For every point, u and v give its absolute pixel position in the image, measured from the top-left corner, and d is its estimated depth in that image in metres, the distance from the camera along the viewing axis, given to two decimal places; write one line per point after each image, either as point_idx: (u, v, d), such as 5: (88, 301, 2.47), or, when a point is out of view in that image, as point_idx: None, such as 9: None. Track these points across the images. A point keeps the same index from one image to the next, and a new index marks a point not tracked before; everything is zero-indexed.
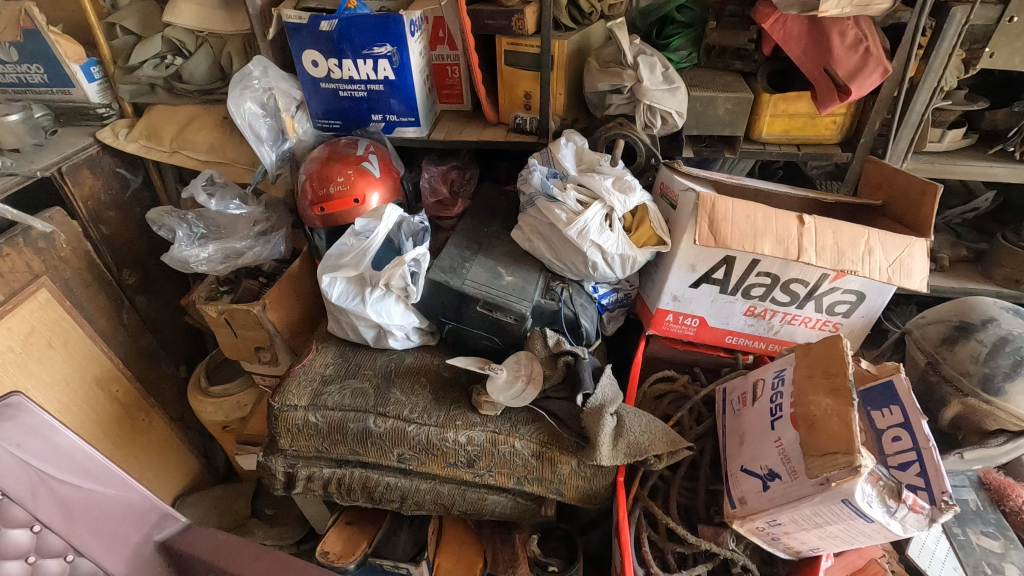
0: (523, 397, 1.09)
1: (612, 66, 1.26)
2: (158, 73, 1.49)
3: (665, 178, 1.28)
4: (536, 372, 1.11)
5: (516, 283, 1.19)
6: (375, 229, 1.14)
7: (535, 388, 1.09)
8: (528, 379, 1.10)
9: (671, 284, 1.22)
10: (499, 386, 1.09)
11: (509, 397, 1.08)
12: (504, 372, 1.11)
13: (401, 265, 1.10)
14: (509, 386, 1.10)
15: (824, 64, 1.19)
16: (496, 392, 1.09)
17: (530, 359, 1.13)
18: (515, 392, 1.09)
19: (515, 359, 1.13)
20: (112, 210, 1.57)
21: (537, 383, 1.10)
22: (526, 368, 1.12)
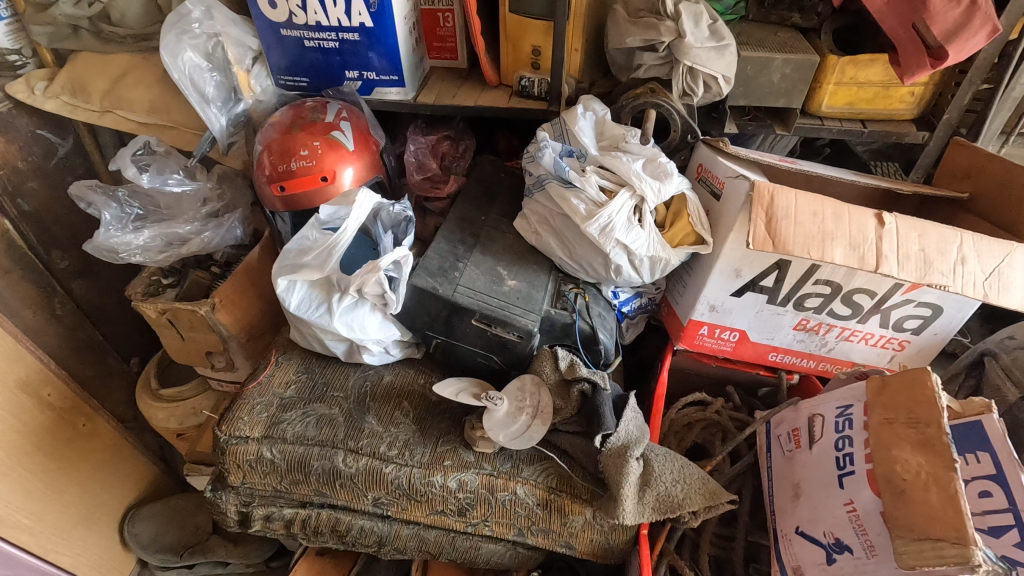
0: (527, 437, 0.88)
1: (646, 15, 1.00)
2: (80, 12, 1.18)
3: (705, 159, 1.05)
4: (544, 405, 0.90)
5: (521, 289, 0.97)
6: (344, 222, 0.90)
7: (542, 425, 0.88)
8: (534, 413, 0.90)
9: (709, 292, 1.00)
10: (497, 421, 0.88)
11: (510, 437, 0.88)
12: (504, 403, 0.89)
13: (376, 272, 0.87)
14: (510, 422, 0.89)
15: (914, 20, 0.94)
16: (493, 430, 0.88)
17: (536, 386, 0.92)
18: (518, 430, 0.88)
19: (518, 386, 0.92)
20: (34, 180, 1.30)
21: (544, 418, 0.89)
22: (531, 398, 0.91)
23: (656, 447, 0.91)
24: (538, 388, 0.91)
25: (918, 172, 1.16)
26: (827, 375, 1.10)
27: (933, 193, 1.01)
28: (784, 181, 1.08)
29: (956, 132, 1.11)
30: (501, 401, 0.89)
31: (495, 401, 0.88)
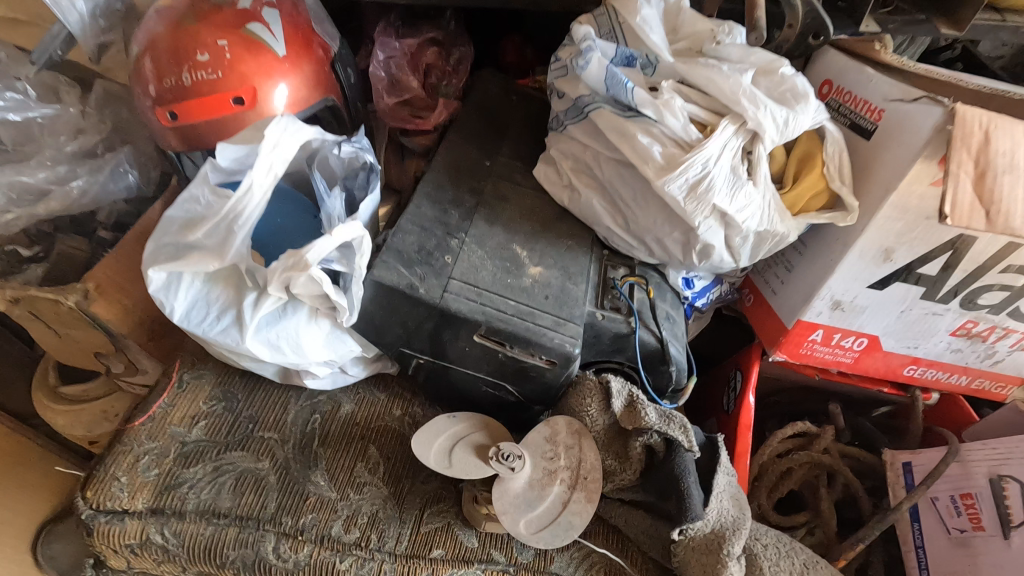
0: (567, 524, 0.55)
1: None
2: None
3: (836, 72, 0.67)
4: (591, 468, 0.56)
5: (551, 282, 0.61)
6: (246, 177, 0.52)
7: (589, 504, 0.55)
8: (574, 483, 0.56)
9: (836, 282, 0.65)
10: (515, 499, 0.55)
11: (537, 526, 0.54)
12: (527, 467, 0.56)
13: (303, 272, 0.50)
14: (536, 500, 0.55)
15: None
16: (509, 516, 0.54)
17: (575, 436, 0.58)
18: (549, 512, 0.55)
19: (544, 436, 0.58)
20: None
21: (593, 493, 0.55)
22: (569, 456, 0.57)
23: (761, 529, 0.58)
24: (580, 440, 0.58)
25: None
26: (979, 396, 0.77)
27: None
28: None
29: None
30: (523, 463, 0.55)
31: (511, 466, 0.54)
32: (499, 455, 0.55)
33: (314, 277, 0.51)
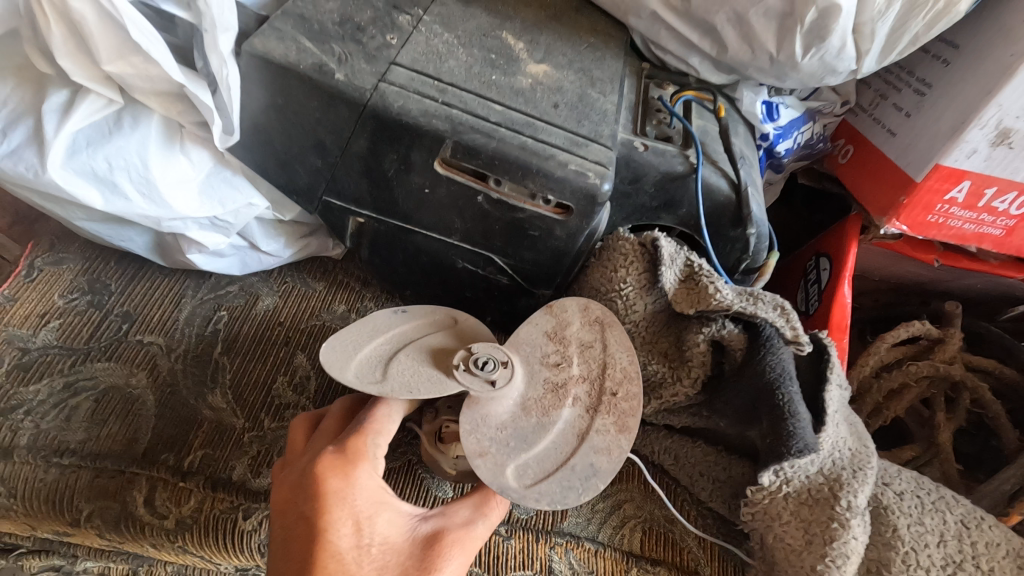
0: (591, 466, 0.32)
1: None
2: None
3: None
4: (622, 375, 0.34)
5: (567, 89, 0.38)
6: None
7: (622, 435, 0.32)
8: (594, 403, 0.33)
9: (1010, 96, 0.42)
10: (491, 431, 0.32)
11: (532, 476, 0.32)
12: (515, 378, 0.34)
13: None
14: (533, 432, 0.33)
15: None
16: (482, 458, 0.32)
17: (597, 329, 0.36)
18: (557, 451, 0.32)
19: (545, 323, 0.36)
20: None
21: (627, 416, 0.33)
22: (586, 359, 0.35)
23: (887, 471, 0.37)
24: (603, 330, 0.36)
25: None
26: None
27: None
28: None
29: None
30: (511, 373, 0.34)
31: (489, 377, 0.33)
32: (474, 363, 0.33)
33: (102, 6, 0.29)
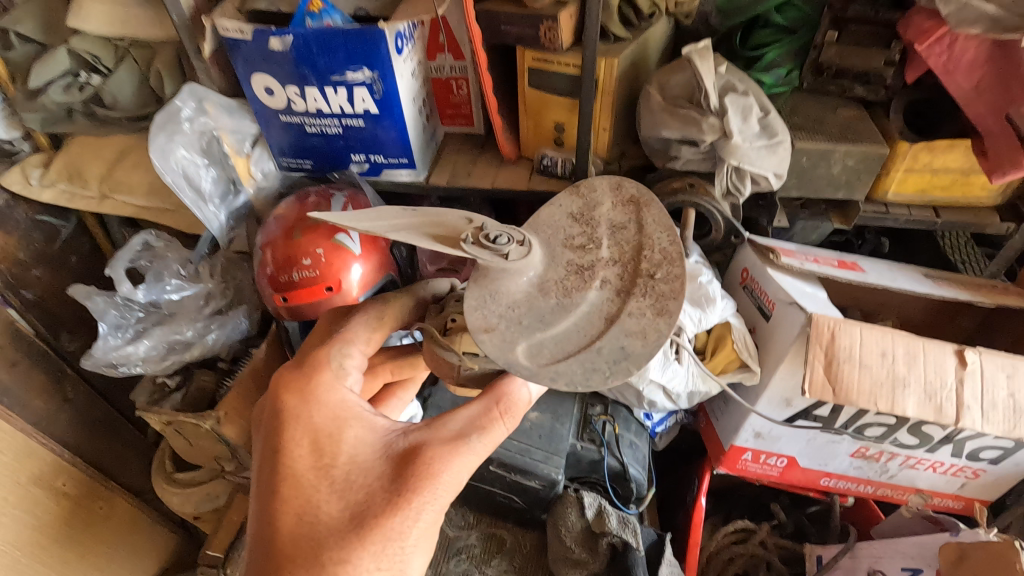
0: (619, 355, 0.41)
1: (685, 106, 0.85)
2: (71, 98, 1.09)
3: (751, 265, 0.92)
4: (659, 259, 0.43)
5: (544, 423, 0.89)
6: None
7: (658, 321, 0.41)
8: (625, 288, 0.43)
9: (753, 421, 0.89)
10: (505, 310, 0.44)
11: (549, 357, 0.42)
12: (536, 258, 0.45)
13: None
14: (552, 312, 0.43)
15: (1006, 109, 0.79)
16: (493, 334, 0.43)
17: (630, 209, 0.46)
18: (582, 338, 0.42)
19: (571, 212, 0.48)
20: (37, 267, 1.24)
21: (663, 300, 0.42)
22: (613, 244, 0.45)
23: None
24: (638, 215, 0.46)
25: (995, 265, 1.00)
26: (886, 499, 0.99)
27: (1014, 304, 0.86)
28: (840, 287, 0.94)
29: None
30: (529, 249, 0.45)
31: (503, 250, 0.43)
32: (487, 238, 0.44)
33: None
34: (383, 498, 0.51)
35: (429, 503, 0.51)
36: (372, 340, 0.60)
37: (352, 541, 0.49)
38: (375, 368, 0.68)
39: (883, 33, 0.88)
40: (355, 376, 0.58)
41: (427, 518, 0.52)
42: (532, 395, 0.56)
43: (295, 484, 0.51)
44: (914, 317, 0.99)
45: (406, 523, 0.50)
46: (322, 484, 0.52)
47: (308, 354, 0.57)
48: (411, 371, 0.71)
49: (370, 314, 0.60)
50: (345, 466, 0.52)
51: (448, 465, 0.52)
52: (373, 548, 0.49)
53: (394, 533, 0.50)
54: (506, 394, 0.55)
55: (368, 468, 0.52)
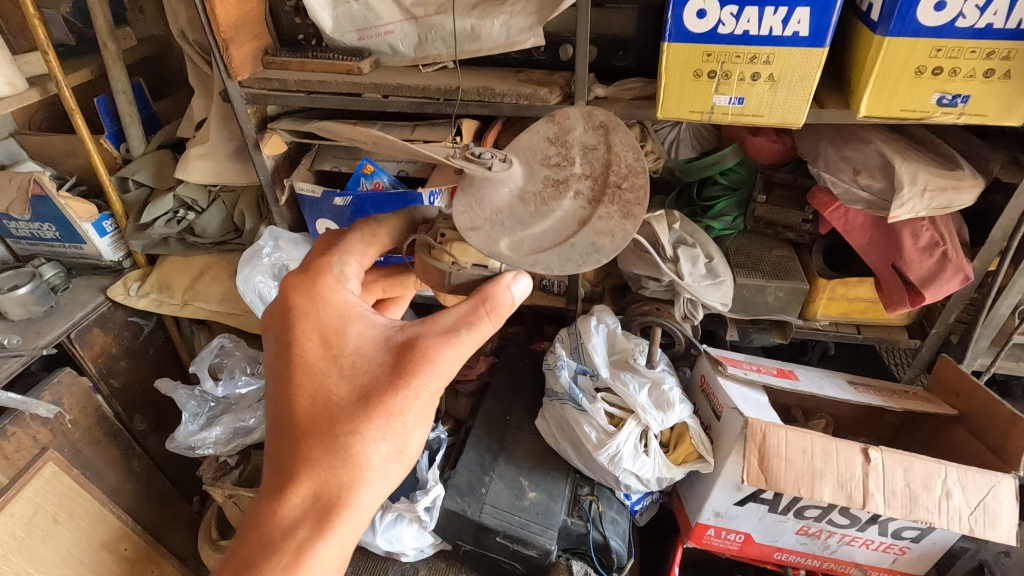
0: (591, 248, 0.49)
1: (649, 253, 1.13)
2: (170, 229, 1.39)
3: (707, 372, 1.17)
4: (624, 172, 0.52)
5: (541, 502, 1.10)
6: None
7: (624, 222, 0.50)
8: (595, 199, 0.51)
9: (712, 503, 1.09)
10: (490, 216, 0.52)
11: (528, 250, 0.50)
12: (517, 174, 0.53)
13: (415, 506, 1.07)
14: (532, 215, 0.51)
15: (892, 260, 1.04)
16: (478, 232, 0.51)
17: (600, 134, 0.54)
18: (556, 237, 0.51)
19: (547, 136, 0.55)
20: (124, 359, 1.48)
21: (628, 207, 0.50)
22: (585, 162, 0.53)
23: None
24: (607, 138, 0.53)
25: (911, 372, 1.22)
26: (833, 572, 1.16)
27: (921, 409, 1.06)
28: (782, 393, 1.17)
29: (948, 337, 1.16)
30: (510, 165, 0.53)
31: (486, 164, 0.52)
32: (472, 154, 0.53)
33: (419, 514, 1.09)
34: (386, 379, 0.55)
35: (429, 384, 0.55)
36: (367, 254, 0.65)
37: (360, 414, 0.54)
38: (370, 285, 0.75)
39: (799, 197, 1.16)
40: (354, 282, 0.62)
41: (428, 398, 0.55)
42: (516, 299, 0.60)
43: (305, 369, 0.56)
44: (849, 416, 1.22)
45: (409, 400, 0.54)
46: (329, 369, 0.56)
47: (310, 264, 0.62)
48: (401, 290, 0.79)
49: (363, 231, 0.65)
50: (351, 355, 0.56)
51: (445, 352, 0.56)
52: (378, 420, 0.54)
53: (398, 409, 0.54)
54: (493, 296, 0.58)
55: (371, 355, 0.57)
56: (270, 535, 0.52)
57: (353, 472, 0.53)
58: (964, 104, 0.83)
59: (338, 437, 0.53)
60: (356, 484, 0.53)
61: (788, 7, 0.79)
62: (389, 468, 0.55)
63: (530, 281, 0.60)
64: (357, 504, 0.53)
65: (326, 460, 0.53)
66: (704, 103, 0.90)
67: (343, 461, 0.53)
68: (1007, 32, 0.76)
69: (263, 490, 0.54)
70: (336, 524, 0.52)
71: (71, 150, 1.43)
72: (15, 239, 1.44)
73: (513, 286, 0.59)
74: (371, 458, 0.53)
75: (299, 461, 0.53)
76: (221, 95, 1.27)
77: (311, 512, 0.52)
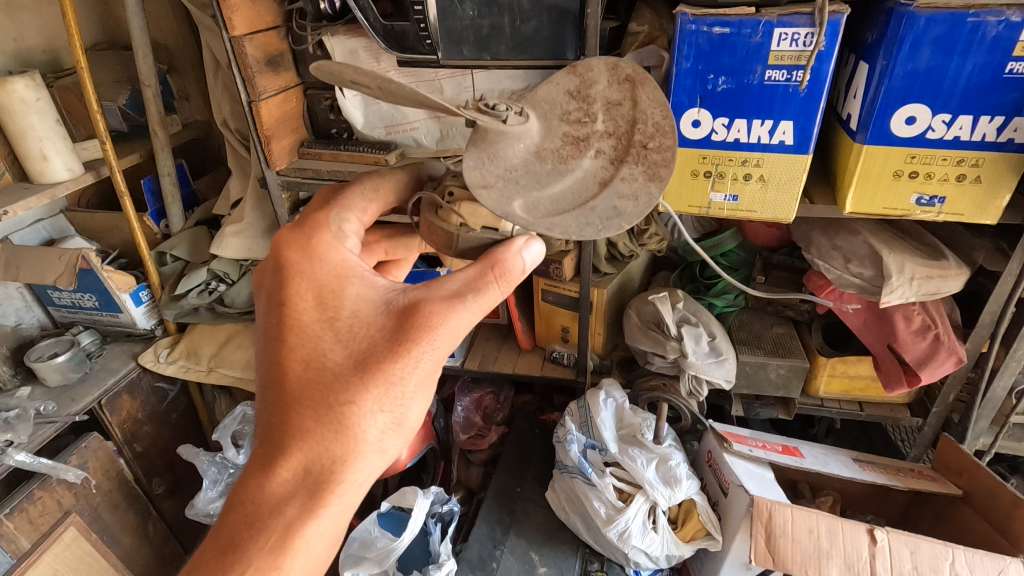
0: (611, 213, 0.49)
1: (654, 331, 1.20)
2: (202, 300, 1.48)
3: (713, 447, 1.19)
4: (651, 131, 0.51)
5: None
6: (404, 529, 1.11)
7: (650, 182, 0.50)
8: (618, 158, 0.51)
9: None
10: (504, 173, 0.51)
11: (544, 211, 0.50)
12: (534, 129, 0.52)
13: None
14: (549, 173, 0.51)
15: (888, 341, 1.09)
16: (490, 190, 0.50)
17: (627, 87, 0.52)
18: (575, 199, 0.50)
19: (569, 89, 0.53)
20: (148, 424, 1.53)
21: (654, 167, 0.50)
22: (608, 119, 0.52)
23: None
24: (633, 92, 0.52)
25: (917, 448, 1.24)
26: None
27: (926, 489, 1.07)
28: (788, 470, 1.19)
29: (950, 415, 1.19)
30: (527, 119, 0.52)
31: (503, 117, 0.50)
32: (487, 106, 0.52)
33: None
34: (383, 346, 0.54)
35: (427, 353, 0.54)
36: (367, 210, 0.65)
37: (355, 383, 0.53)
38: (372, 245, 0.73)
39: (795, 278, 1.22)
40: (352, 240, 0.61)
41: (427, 366, 0.54)
42: (526, 265, 0.57)
43: (301, 333, 0.56)
44: (856, 493, 1.23)
45: (406, 369, 0.53)
46: (326, 334, 0.55)
47: (308, 219, 0.61)
48: (404, 253, 0.77)
49: (366, 186, 0.66)
50: (349, 319, 0.56)
51: (446, 319, 0.54)
52: (374, 390, 0.53)
53: (395, 379, 0.53)
54: (503, 260, 0.55)
55: (369, 320, 0.56)
56: (261, 505, 0.52)
57: (347, 443, 0.53)
58: (942, 204, 0.90)
59: (333, 405, 0.53)
60: (350, 456, 0.53)
61: (773, 120, 0.88)
62: (383, 441, 0.54)
63: (544, 245, 0.58)
64: (351, 477, 0.53)
65: (320, 427, 0.53)
66: (701, 199, 0.98)
67: (338, 431, 0.53)
68: (975, 143, 0.84)
69: (256, 456, 0.54)
70: (328, 495, 0.52)
71: (116, 226, 1.54)
72: (56, 307, 1.54)
73: (525, 252, 0.57)
74: (366, 430, 0.53)
75: (294, 428, 0.53)
76: (259, 179, 1.39)
77: (304, 482, 0.52)
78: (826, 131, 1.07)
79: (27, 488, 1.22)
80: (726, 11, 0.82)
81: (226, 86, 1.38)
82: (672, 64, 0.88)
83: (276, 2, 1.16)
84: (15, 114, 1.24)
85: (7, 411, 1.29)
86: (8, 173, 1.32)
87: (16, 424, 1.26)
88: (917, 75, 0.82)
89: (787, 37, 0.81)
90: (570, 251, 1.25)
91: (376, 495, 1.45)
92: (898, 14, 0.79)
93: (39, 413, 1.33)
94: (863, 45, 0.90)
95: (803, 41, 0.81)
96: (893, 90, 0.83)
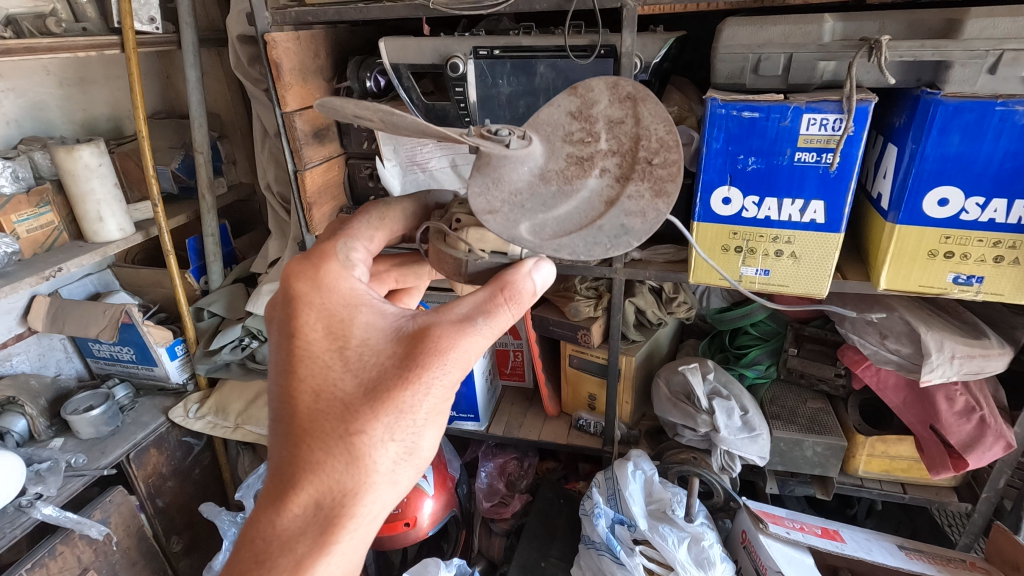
0: (620, 231, 0.50)
1: (683, 402, 1.18)
2: (235, 355, 1.51)
3: (748, 528, 1.14)
4: (655, 147, 0.51)
5: None
6: None
7: (657, 200, 0.51)
8: (624, 176, 0.52)
9: None
10: (508, 198, 0.52)
11: (550, 234, 0.51)
12: (537, 151, 0.54)
13: None
14: (558, 197, 0.52)
15: (929, 422, 1.05)
16: (496, 215, 0.51)
17: (628, 105, 0.53)
18: (582, 219, 0.52)
19: (570, 110, 0.55)
20: (171, 479, 1.54)
21: (660, 183, 0.51)
22: (612, 137, 0.53)
23: None
24: (635, 109, 0.52)
25: (966, 536, 1.16)
26: None
27: None
28: (829, 555, 1.13)
29: (1001, 502, 1.12)
30: (529, 143, 0.53)
31: (506, 142, 0.52)
32: (489, 132, 0.53)
33: None
34: (394, 373, 0.54)
35: (438, 377, 0.54)
36: (374, 238, 0.67)
37: (366, 411, 0.53)
38: (382, 275, 0.75)
39: (830, 351, 1.20)
40: (360, 269, 0.63)
41: (438, 393, 0.54)
42: (536, 287, 0.59)
43: (311, 363, 0.55)
44: None
45: (417, 396, 0.53)
46: (336, 363, 0.55)
47: (317, 249, 0.63)
48: (413, 281, 0.79)
49: (372, 215, 0.67)
50: (359, 347, 0.56)
51: (456, 344, 0.55)
52: (386, 419, 0.53)
53: (405, 406, 0.53)
54: (513, 282, 0.57)
55: (379, 348, 0.56)
56: (271, 544, 0.51)
57: (359, 475, 0.52)
58: (980, 284, 0.89)
59: (344, 435, 0.52)
60: (362, 488, 0.52)
61: (804, 199, 0.90)
62: (395, 471, 0.54)
63: (553, 268, 0.59)
64: (362, 511, 0.52)
65: (331, 458, 0.52)
66: (733, 272, 0.99)
67: (350, 461, 0.52)
68: (1009, 225, 0.84)
69: (267, 491, 0.53)
70: (340, 529, 0.51)
71: (160, 282, 1.61)
72: (95, 359, 1.60)
73: (535, 273, 0.59)
74: (378, 460, 0.53)
75: (305, 460, 0.52)
76: (297, 240, 1.45)
77: (315, 516, 0.51)
78: (857, 208, 1.08)
79: (49, 543, 1.22)
80: (756, 97, 0.85)
81: (273, 153, 1.46)
82: (702, 144, 0.92)
83: (326, 80, 1.24)
84: (78, 179, 1.32)
85: (39, 463, 1.32)
86: (65, 232, 1.40)
87: (47, 475, 1.29)
88: (948, 159, 0.83)
89: (816, 121, 0.84)
90: (598, 316, 1.25)
91: (395, 564, 1.42)
92: (924, 101, 0.81)
93: (70, 465, 1.35)
94: (891, 128, 0.92)
95: (832, 126, 0.84)
96: (922, 173, 0.85)
